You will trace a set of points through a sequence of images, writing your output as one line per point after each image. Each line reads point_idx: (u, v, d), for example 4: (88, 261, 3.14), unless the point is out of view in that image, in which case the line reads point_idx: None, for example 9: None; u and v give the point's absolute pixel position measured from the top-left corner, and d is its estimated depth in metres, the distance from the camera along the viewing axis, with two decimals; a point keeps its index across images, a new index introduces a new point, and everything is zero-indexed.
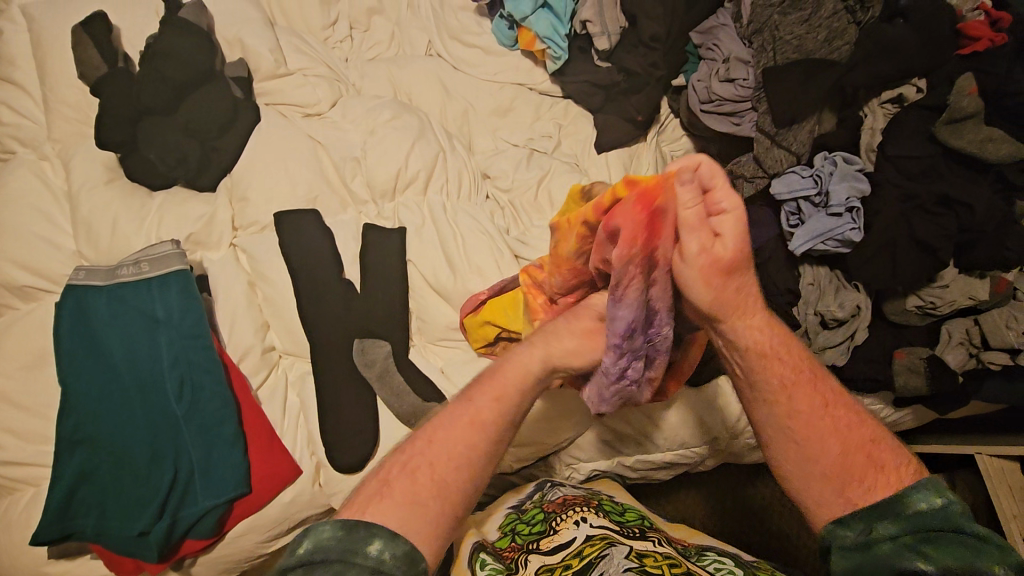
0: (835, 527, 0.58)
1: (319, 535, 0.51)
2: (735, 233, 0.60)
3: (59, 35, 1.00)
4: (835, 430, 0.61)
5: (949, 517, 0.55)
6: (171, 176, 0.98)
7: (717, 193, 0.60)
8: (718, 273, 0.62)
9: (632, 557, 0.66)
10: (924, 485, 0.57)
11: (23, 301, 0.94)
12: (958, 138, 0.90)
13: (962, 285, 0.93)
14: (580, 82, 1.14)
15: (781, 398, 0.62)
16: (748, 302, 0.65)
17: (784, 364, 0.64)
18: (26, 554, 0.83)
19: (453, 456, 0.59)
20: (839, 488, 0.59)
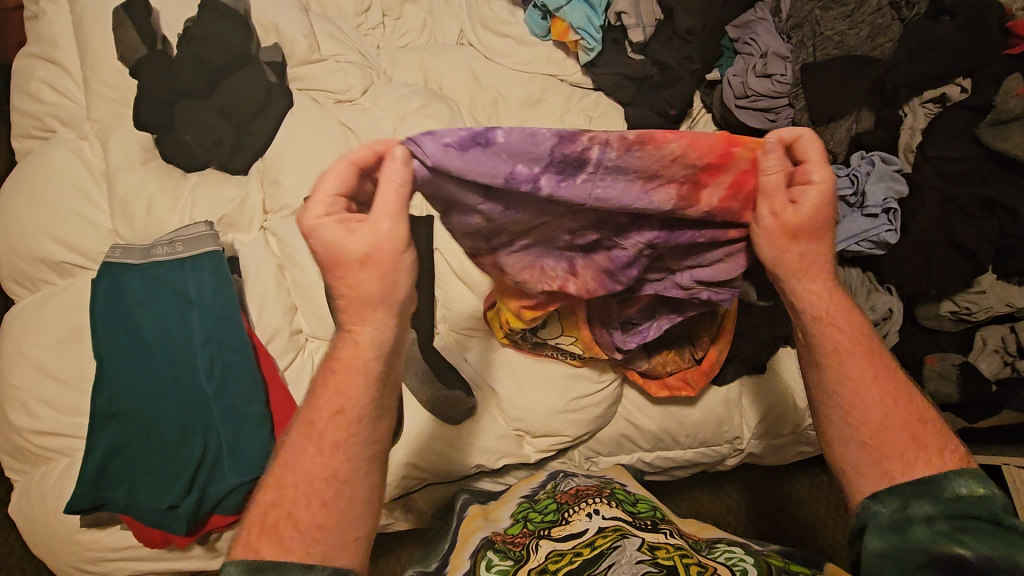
0: (870, 502, 0.62)
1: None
2: (815, 205, 0.60)
3: (102, 18, 1.02)
4: (881, 404, 0.64)
5: (988, 506, 0.58)
6: (205, 157, 1.00)
7: (812, 164, 0.60)
8: (793, 238, 0.63)
9: (645, 550, 0.66)
10: (967, 473, 0.61)
11: (60, 277, 0.97)
12: (1004, 140, 0.86)
13: (999, 292, 0.92)
14: (613, 74, 1.12)
15: (830, 362, 0.66)
16: (819, 280, 0.65)
17: (843, 333, 0.65)
18: (61, 521, 0.86)
19: (311, 483, 0.55)
20: (878, 458, 0.63)
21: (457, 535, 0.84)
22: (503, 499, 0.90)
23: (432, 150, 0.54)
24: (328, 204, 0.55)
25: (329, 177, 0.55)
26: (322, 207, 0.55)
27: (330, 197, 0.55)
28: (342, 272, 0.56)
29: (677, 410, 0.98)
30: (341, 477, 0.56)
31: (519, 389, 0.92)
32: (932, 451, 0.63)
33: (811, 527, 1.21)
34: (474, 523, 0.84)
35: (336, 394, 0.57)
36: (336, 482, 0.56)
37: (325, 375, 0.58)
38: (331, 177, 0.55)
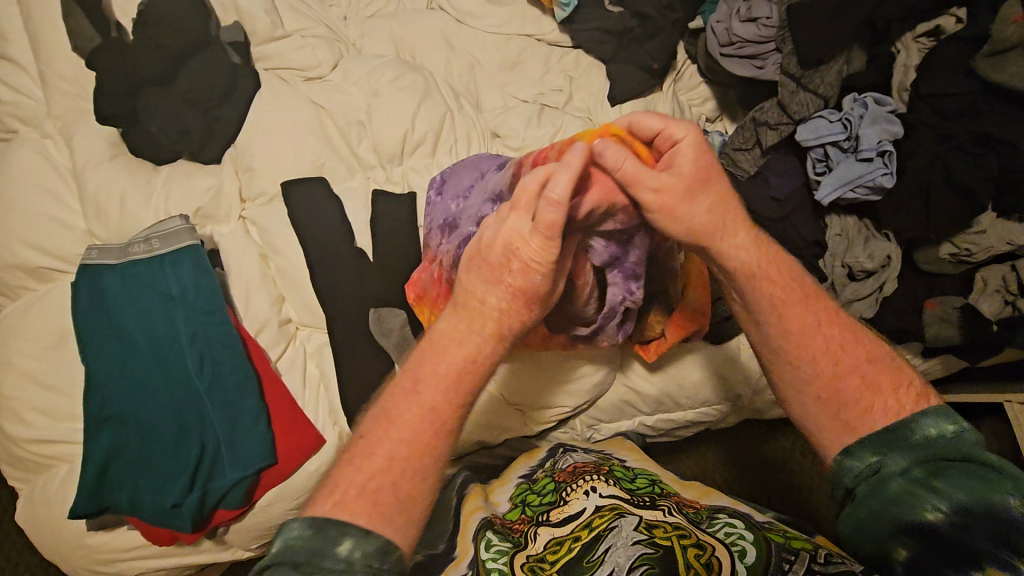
0: (844, 458, 0.62)
1: (289, 535, 0.51)
2: (691, 151, 0.63)
3: (50, 6, 0.96)
4: (828, 351, 0.65)
5: (961, 444, 0.58)
6: (175, 148, 0.96)
7: (669, 127, 0.64)
8: (685, 202, 0.64)
9: (642, 529, 0.68)
10: (934, 412, 0.60)
11: (39, 282, 0.94)
12: (1001, 71, 0.82)
13: (1000, 231, 0.89)
14: (592, 29, 1.07)
15: (770, 317, 0.66)
16: (721, 228, 0.66)
17: (778, 285, 0.67)
18: (67, 526, 0.87)
19: (413, 453, 0.57)
20: (834, 408, 0.63)
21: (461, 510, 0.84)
22: (504, 478, 0.91)
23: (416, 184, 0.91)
24: (546, 255, 0.59)
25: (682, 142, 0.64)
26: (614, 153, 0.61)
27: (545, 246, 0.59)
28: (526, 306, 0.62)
29: (677, 372, 0.97)
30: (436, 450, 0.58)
31: (515, 380, 0.90)
32: (888, 391, 0.63)
33: (814, 476, 1.23)
34: (474, 502, 0.84)
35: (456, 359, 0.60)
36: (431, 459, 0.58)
37: (449, 364, 0.60)
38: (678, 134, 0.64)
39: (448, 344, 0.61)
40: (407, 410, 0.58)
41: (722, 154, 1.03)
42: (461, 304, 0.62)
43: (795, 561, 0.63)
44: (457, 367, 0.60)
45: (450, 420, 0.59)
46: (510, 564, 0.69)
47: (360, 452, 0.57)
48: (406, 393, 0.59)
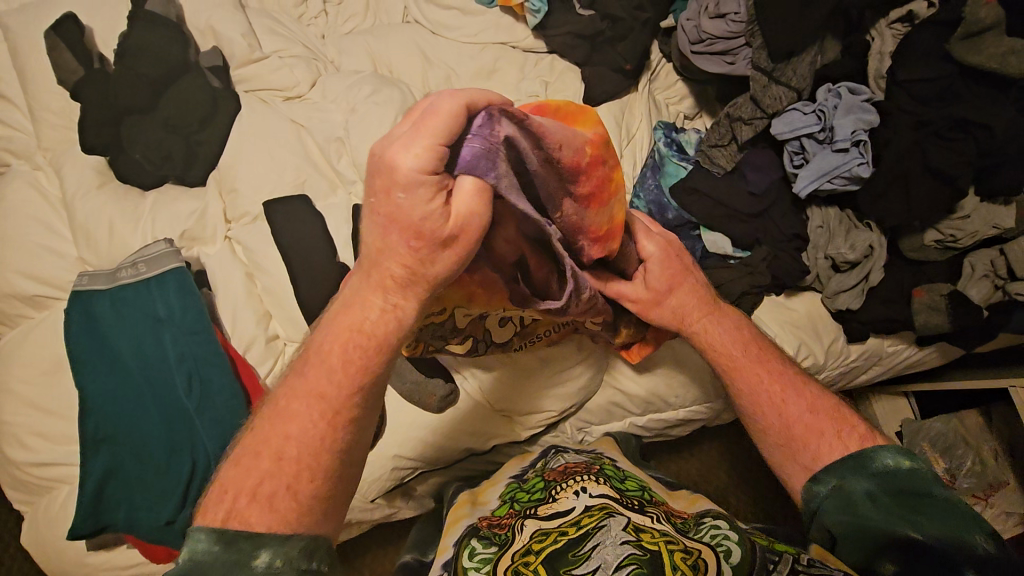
0: (812, 484, 0.65)
1: (193, 548, 0.47)
2: (661, 268, 0.74)
3: (33, 41, 0.99)
4: (780, 405, 0.69)
5: (919, 476, 0.61)
6: (161, 173, 0.99)
7: (642, 241, 0.74)
8: (654, 306, 0.74)
9: (630, 530, 0.66)
10: (895, 448, 0.64)
11: (36, 310, 0.97)
12: (977, 53, 0.81)
13: (985, 214, 0.88)
14: (565, 33, 1.07)
15: (727, 378, 0.73)
16: (695, 318, 0.74)
17: (732, 349, 0.73)
18: (70, 547, 0.89)
19: (314, 446, 0.52)
20: (791, 451, 0.68)
21: (446, 519, 0.85)
22: (493, 480, 0.91)
23: None
24: (434, 156, 0.43)
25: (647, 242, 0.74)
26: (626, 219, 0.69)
27: (432, 145, 0.42)
28: (419, 243, 0.47)
29: (663, 371, 0.97)
30: (341, 446, 0.53)
31: (505, 383, 0.92)
32: (833, 435, 0.67)
33: None
34: (461, 509, 0.85)
35: (349, 336, 0.53)
36: (341, 453, 0.54)
37: (340, 338, 0.54)
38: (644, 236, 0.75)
39: (347, 306, 0.54)
40: (305, 392, 0.54)
41: (697, 151, 1.03)
42: (368, 267, 0.52)
43: (779, 562, 0.62)
44: (347, 345, 0.53)
45: (344, 408, 0.53)
46: (500, 563, 0.68)
47: (258, 440, 0.53)
48: (302, 377, 0.54)
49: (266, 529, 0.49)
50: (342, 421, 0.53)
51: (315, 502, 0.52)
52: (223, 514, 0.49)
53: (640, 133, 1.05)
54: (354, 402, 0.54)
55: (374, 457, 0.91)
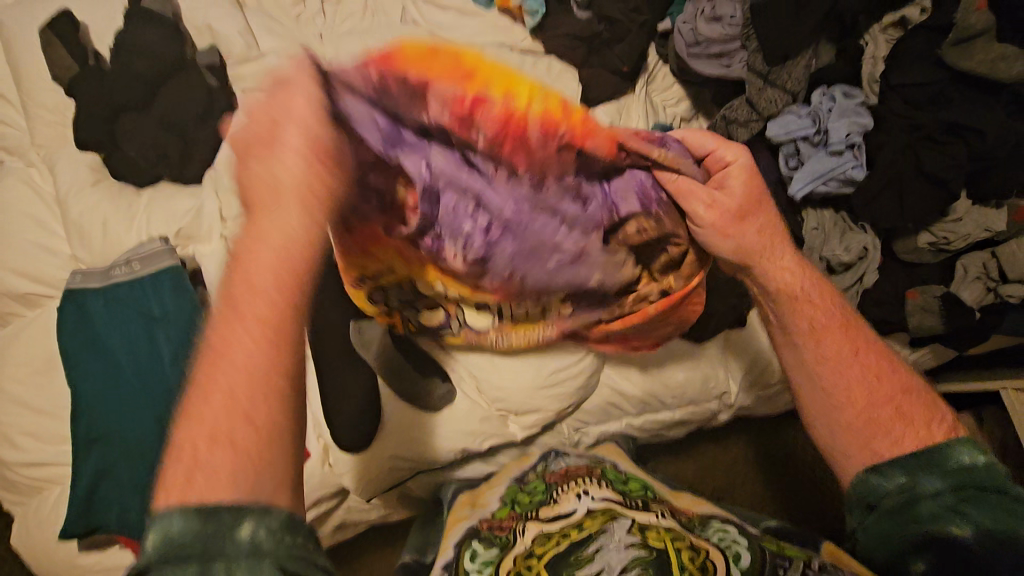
0: (872, 475, 0.66)
1: (168, 529, 0.42)
2: (741, 177, 0.70)
3: (27, 37, 0.98)
4: (863, 376, 0.69)
5: (992, 473, 0.62)
6: (155, 172, 0.98)
7: (718, 150, 0.70)
8: (734, 221, 0.70)
9: (635, 531, 0.66)
10: (967, 442, 0.64)
11: (28, 308, 0.96)
12: (967, 58, 0.82)
13: (976, 217, 0.89)
14: (563, 35, 1.06)
15: (809, 341, 0.71)
16: (771, 248, 0.72)
17: (818, 311, 0.72)
18: (60, 548, 0.88)
19: (260, 392, 0.46)
20: (867, 436, 0.67)
21: (448, 522, 0.84)
22: (495, 483, 0.90)
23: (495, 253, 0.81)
24: (318, 105, 0.54)
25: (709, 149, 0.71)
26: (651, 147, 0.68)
27: (310, 95, 0.54)
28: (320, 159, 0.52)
29: (660, 372, 0.97)
30: (293, 389, 0.48)
31: (507, 380, 0.91)
32: (918, 423, 0.67)
33: (820, 475, 1.21)
34: (461, 513, 0.84)
35: (271, 265, 0.49)
36: (292, 397, 0.48)
37: (265, 267, 0.48)
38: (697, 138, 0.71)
39: (266, 232, 0.49)
40: (243, 333, 0.47)
41: None
42: (274, 190, 0.51)
43: (789, 568, 0.63)
44: (275, 275, 0.48)
45: (288, 340, 0.48)
46: (504, 564, 0.69)
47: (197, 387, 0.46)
48: (234, 298, 0.48)
49: (227, 503, 0.43)
50: (284, 358, 0.47)
51: (279, 458, 0.46)
52: (186, 492, 0.43)
53: None
54: (295, 329, 0.48)
55: (370, 457, 0.91)
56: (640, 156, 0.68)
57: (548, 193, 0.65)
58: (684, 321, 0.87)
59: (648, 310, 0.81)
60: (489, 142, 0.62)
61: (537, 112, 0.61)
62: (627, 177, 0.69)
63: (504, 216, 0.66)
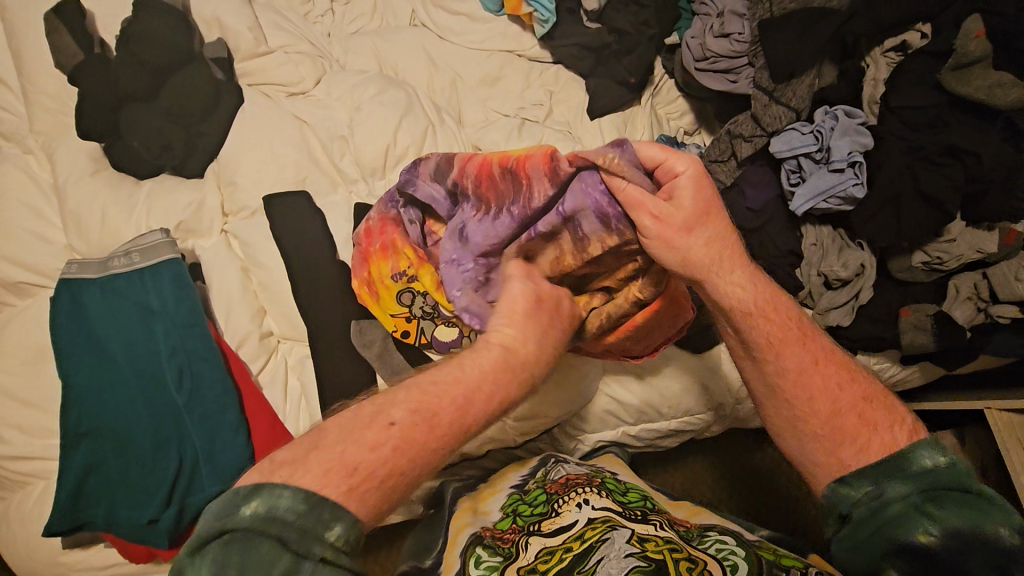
0: (839, 486, 0.60)
1: (275, 502, 0.47)
2: (689, 186, 0.65)
3: (33, 22, 0.97)
4: (826, 390, 0.64)
5: (956, 472, 0.56)
6: (158, 163, 0.97)
7: (668, 160, 0.65)
8: (682, 232, 0.66)
9: (634, 542, 0.67)
10: (928, 441, 0.59)
11: (20, 298, 0.94)
12: (965, 84, 0.84)
13: (970, 238, 0.91)
14: (570, 45, 1.10)
15: (768, 354, 0.66)
16: (715, 264, 0.67)
17: (772, 322, 0.67)
18: (42, 545, 0.86)
19: (417, 448, 0.55)
20: (832, 446, 0.62)
21: (449, 531, 0.83)
22: (494, 487, 0.90)
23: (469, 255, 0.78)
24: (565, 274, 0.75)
25: (656, 158, 0.66)
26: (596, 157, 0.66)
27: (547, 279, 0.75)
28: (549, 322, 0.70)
29: (658, 381, 0.98)
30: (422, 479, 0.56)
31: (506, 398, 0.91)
32: (884, 429, 0.62)
33: (802, 489, 1.22)
34: (463, 519, 0.83)
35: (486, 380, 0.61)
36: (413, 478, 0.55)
37: (481, 379, 0.61)
38: (648, 149, 0.66)
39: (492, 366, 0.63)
40: (444, 402, 0.58)
41: None
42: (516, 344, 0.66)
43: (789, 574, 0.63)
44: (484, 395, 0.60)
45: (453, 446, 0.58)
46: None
47: (410, 401, 0.57)
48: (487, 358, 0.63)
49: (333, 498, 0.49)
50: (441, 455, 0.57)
51: (385, 487, 0.52)
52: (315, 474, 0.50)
53: None
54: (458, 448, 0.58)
55: None
56: (588, 165, 0.66)
57: (507, 217, 0.72)
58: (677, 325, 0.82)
59: (635, 322, 0.79)
60: (468, 181, 0.76)
61: (499, 156, 0.73)
62: (578, 183, 0.67)
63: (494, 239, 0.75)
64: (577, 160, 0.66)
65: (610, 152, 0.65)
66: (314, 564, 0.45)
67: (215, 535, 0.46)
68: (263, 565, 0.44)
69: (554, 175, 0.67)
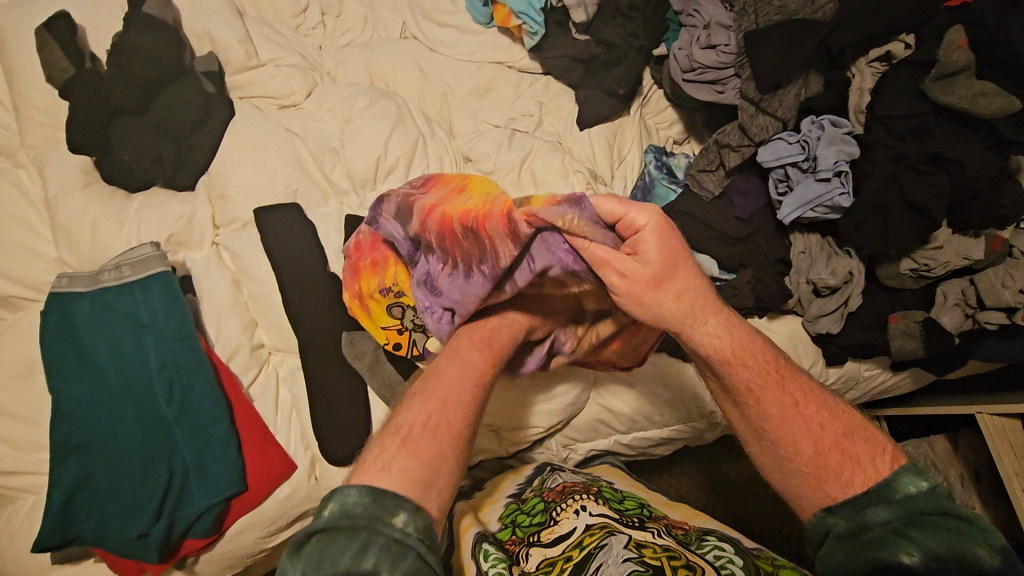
0: (824, 514, 0.62)
1: (345, 501, 0.54)
2: (655, 240, 0.62)
3: (24, 37, 0.97)
4: (807, 427, 0.65)
5: (938, 498, 0.58)
6: (149, 176, 0.97)
7: (629, 214, 0.62)
8: (649, 289, 0.64)
9: (632, 547, 0.67)
10: (909, 470, 0.60)
11: (9, 311, 0.94)
12: (950, 93, 0.85)
13: (956, 246, 0.91)
14: (559, 57, 1.11)
15: (748, 399, 0.67)
16: (686, 317, 0.66)
17: (750, 370, 0.67)
18: (31, 561, 0.85)
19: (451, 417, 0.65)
20: (816, 483, 0.62)
21: (452, 534, 0.84)
22: (492, 496, 0.90)
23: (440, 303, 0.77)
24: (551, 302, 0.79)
25: (616, 211, 0.62)
26: (553, 216, 0.63)
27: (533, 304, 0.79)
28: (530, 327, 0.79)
29: (648, 390, 0.98)
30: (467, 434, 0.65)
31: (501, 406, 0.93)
32: (863, 459, 0.63)
33: None
34: (466, 521, 0.84)
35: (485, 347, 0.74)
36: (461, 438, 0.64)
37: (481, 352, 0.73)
38: (606, 203, 0.62)
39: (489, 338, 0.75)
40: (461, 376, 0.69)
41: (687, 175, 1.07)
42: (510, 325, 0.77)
43: None
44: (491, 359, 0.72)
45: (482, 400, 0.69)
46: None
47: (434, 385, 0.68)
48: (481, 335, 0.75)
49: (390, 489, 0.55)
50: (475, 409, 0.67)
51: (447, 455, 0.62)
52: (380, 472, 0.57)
53: (631, 155, 1.10)
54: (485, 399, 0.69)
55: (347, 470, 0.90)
56: (547, 225, 0.65)
57: (474, 273, 0.71)
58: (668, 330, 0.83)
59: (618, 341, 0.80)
60: (429, 235, 0.74)
61: (456, 210, 0.71)
62: (543, 242, 0.67)
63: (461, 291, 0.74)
64: (536, 220, 0.65)
65: (567, 212, 0.63)
66: (386, 541, 0.51)
67: (304, 539, 0.52)
68: (339, 549, 0.50)
69: (516, 237, 0.66)
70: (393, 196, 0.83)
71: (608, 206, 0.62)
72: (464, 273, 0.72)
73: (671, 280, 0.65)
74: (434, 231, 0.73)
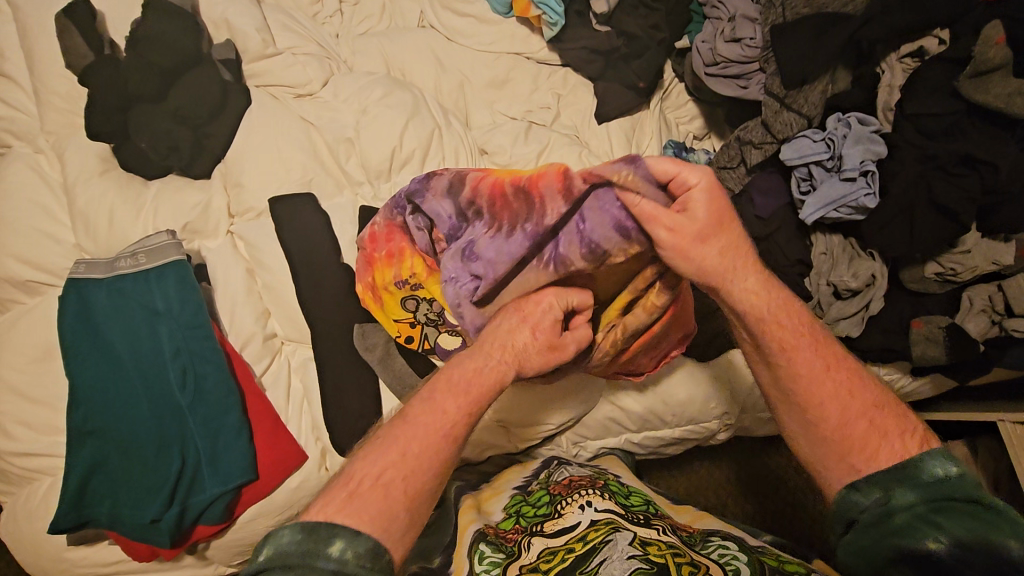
0: (847, 492, 0.60)
1: (280, 542, 0.53)
2: (705, 198, 0.65)
3: (43, 21, 0.97)
4: (838, 396, 0.63)
5: (968, 484, 0.56)
6: (166, 164, 0.98)
7: (682, 172, 0.64)
8: (698, 243, 0.66)
9: (637, 544, 0.67)
10: (937, 450, 0.58)
11: (28, 295, 0.95)
12: (984, 92, 0.82)
13: (985, 250, 0.88)
14: (579, 48, 1.08)
15: (778, 361, 0.65)
16: (725, 272, 0.67)
17: (786, 330, 0.65)
18: (47, 541, 0.87)
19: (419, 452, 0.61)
20: (840, 453, 0.61)
21: (454, 529, 0.82)
22: (498, 487, 0.90)
23: (468, 272, 0.77)
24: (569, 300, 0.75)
25: (670, 171, 0.64)
26: (612, 173, 0.66)
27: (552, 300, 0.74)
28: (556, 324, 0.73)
29: (662, 389, 0.96)
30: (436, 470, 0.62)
31: (514, 408, 0.92)
32: (894, 436, 0.61)
33: (807, 495, 1.20)
34: (468, 515, 0.83)
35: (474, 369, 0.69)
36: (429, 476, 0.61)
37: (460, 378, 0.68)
38: (661, 164, 0.65)
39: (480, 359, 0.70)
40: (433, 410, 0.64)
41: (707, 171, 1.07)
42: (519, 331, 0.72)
43: None
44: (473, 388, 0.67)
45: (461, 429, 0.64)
46: (510, 570, 0.69)
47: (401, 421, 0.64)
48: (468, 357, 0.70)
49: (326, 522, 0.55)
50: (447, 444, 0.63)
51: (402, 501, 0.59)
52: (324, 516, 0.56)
53: (649, 150, 1.08)
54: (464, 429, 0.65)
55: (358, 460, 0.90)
56: (603, 182, 0.67)
57: (517, 234, 0.73)
58: (686, 324, 0.85)
59: (651, 330, 0.79)
60: (478, 201, 0.77)
61: (513, 177, 0.75)
62: (595, 200, 0.68)
63: (497, 253, 0.75)
64: (593, 177, 0.68)
65: (622, 169, 0.66)
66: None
67: None
68: None
69: (569, 192, 0.69)
70: (444, 173, 0.81)
71: (663, 165, 0.65)
72: (504, 234, 0.74)
73: (715, 240, 0.66)
74: (485, 195, 0.76)
